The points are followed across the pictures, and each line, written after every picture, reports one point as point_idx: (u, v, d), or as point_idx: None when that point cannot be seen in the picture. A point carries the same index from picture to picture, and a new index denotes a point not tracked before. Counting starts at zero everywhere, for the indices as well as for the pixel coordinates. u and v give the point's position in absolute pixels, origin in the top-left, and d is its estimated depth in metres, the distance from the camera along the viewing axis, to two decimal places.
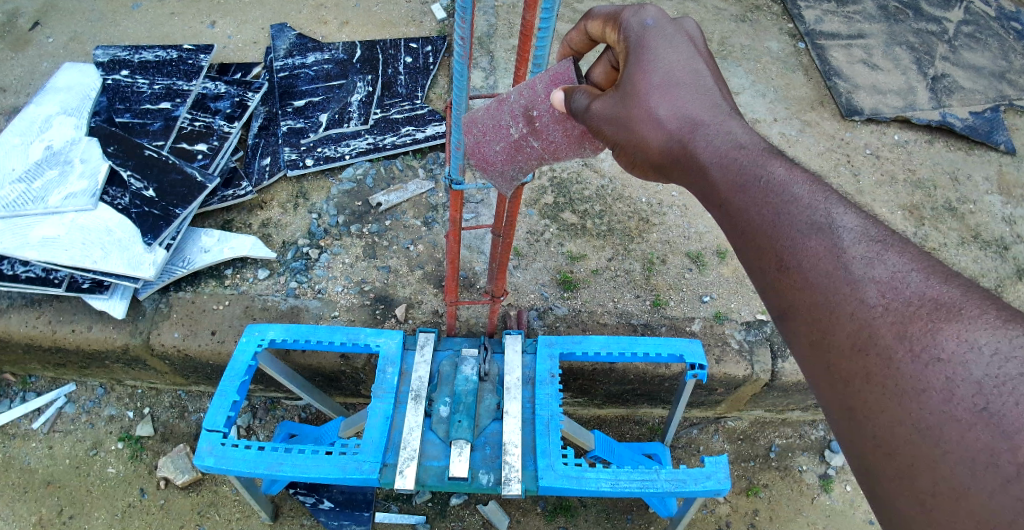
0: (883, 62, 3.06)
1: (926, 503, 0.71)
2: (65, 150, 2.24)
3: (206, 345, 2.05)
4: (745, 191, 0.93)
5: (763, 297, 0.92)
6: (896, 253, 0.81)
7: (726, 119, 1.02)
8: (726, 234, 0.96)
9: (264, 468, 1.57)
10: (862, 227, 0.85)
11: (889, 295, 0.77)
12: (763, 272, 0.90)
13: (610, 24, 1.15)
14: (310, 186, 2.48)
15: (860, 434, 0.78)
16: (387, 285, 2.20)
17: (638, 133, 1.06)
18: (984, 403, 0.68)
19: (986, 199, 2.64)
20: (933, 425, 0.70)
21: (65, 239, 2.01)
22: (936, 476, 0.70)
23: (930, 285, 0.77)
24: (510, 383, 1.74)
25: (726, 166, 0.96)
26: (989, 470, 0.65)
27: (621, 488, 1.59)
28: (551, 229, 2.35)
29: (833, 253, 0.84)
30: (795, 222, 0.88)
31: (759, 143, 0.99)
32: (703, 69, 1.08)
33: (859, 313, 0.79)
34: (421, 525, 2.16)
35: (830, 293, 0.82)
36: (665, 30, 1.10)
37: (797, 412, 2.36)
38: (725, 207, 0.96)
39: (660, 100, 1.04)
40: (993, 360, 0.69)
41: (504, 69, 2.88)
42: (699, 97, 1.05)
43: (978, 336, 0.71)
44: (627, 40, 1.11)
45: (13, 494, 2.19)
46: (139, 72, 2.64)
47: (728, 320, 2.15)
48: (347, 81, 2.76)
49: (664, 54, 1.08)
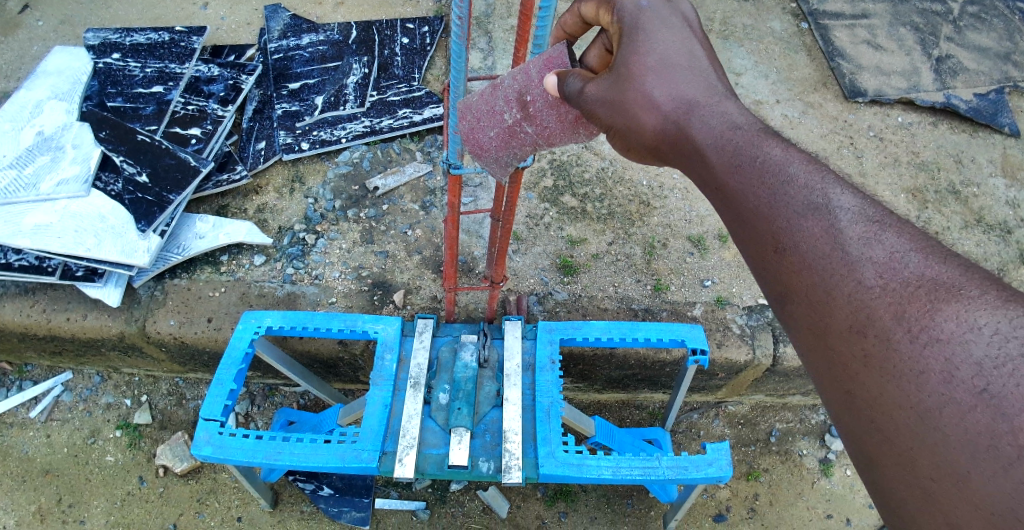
0: (887, 42, 3.01)
1: (928, 488, 0.72)
2: (57, 136, 2.20)
3: (202, 333, 2.03)
4: (739, 172, 0.95)
5: (763, 281, 0.95)
6: (893, 234, 0.83)
7: (723, 100, 1.03)
8: (726, 219, 0.99)
9: (263, 457, 1.56)
10: (860, 206, 0.88)
11: (887, 276, 0.80)
12: (762, 256, 0.93)
13: (603, 7, 1.14)
14: (306, 170, 2.44)
15: (860, 415, 0.81)
16: (385, 271, 2.17)
17: (635, 118, 1.04)
18: (983, 385, 0.68)
19: (990, 182, 2.61)
20: (932, 407, 0.72)
21: (58, 226, 1.98)
22: (936, 459, 0.71)
23: (927, 265, 0.79)
24: (510, 370, 1.72)
25: (724, 148, 0.98)
26: (989, 453, 0.65)
27: (622, 476, 1.57)
28: (550, 213, 2.33)
29: (830, 234, 0.86)
30: (794, 205, 0.90)
31: (754, 124, 1.00)
32: (697, 49, 1.09)
33: (856, 294, 0.81)
34: (421, 510, 2.15)
35: (828, 275, 0.84)
36: (660, 12, 1.09)
37: (798, 397, 2.35)
38: (722, 190, 0.98)
39: (656, 82, 1.04)
40: (993, 340, 0.69)
41: (502, 51, 2.83)
42: (695, 79, 1.06)
43: (977, 317, 0.71)
44: (621, 21, 1.10)
45: (11, 483, 2.18)
46: (131, 55, 2.59)
47: (729, 304, 2.13)
48: (343, 62, 2.71)
49: (659, 36, 1.07)
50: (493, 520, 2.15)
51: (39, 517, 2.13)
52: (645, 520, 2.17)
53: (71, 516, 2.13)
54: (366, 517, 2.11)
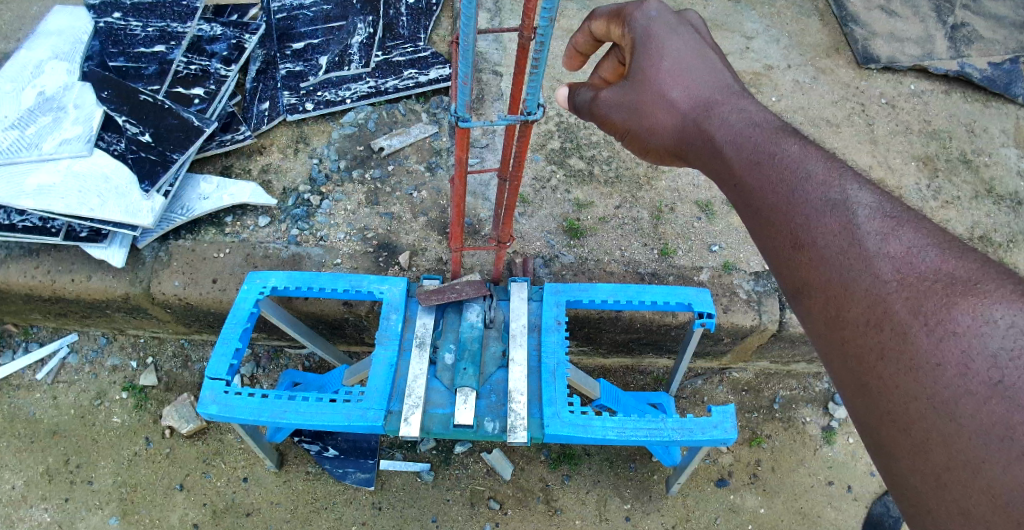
0: (902, 8, 2.96)
1: (940, 477, 0.76)
2: (58, 96, 2.17)
3: (207, 294, 2.03)
4: (758, 168, 1.10)
5: (778, 276, 1.04)
6: (909, 230, 0.91)
7: (738, 100, 1.24)
8: (739, 209, 1.13)
9: (269, 416, 1.55)
10: (876, 203, 0.97)
11: (904, 270, 0.87)
12: (779, 249, 1.03)
13: (614, 21, 1.33)
14: (310, 131, 2.42)
15: (873, 407, 0.86)
16: (390, 232, 2.17)
17: (654, 116, 1.28)
18: (999, 377, 0.73)
19: (1002, 151, 2.58)
20: (947, 398, 0.76)
21: (61, 186, 1.95)
22: (950, 450, 0.75)
23: (943, 260, 0.86)
24: (516, 330, 1.73)
25: (739, 145, 1.15)
26: (1004, 443, 0.70)
27: (627, 437, 1.57)
28: (557, 175, 2.31)
29: (848, 228, 0.96)
30: (813, 201, 1.01)
31: (772, 123, 1.18)
32: (709, 53, 1.32)
33: (874, 289, 0.88)
34: (426, 472, 2.17)
35: (846, 271, 0.92)
36: (668, 20, 1.30)
37: (802, 364, 2.35)
38: (739, 185, 1.13)
39: (672, 86, 1.26)
40: (1008, 333, 0.75)
41: (509, 11, 2.79)
42: (709, 82, 1.28)
43: (993, 311, 0.77)
44: (634, 33, 1.30)
45: (19, 443, 2.19)
46: (132, 14, 2.54)
47: (736, 270, 2.13)
48: (347, 22, 2.66)
49: (670, 42, 1.28)
50: (498, 483, 2.16)
51: (47, 477, 2.14)
52: (648, 484, 2.18)
53: (78, 476, 2.14)
54: (371, 478, 2.12)
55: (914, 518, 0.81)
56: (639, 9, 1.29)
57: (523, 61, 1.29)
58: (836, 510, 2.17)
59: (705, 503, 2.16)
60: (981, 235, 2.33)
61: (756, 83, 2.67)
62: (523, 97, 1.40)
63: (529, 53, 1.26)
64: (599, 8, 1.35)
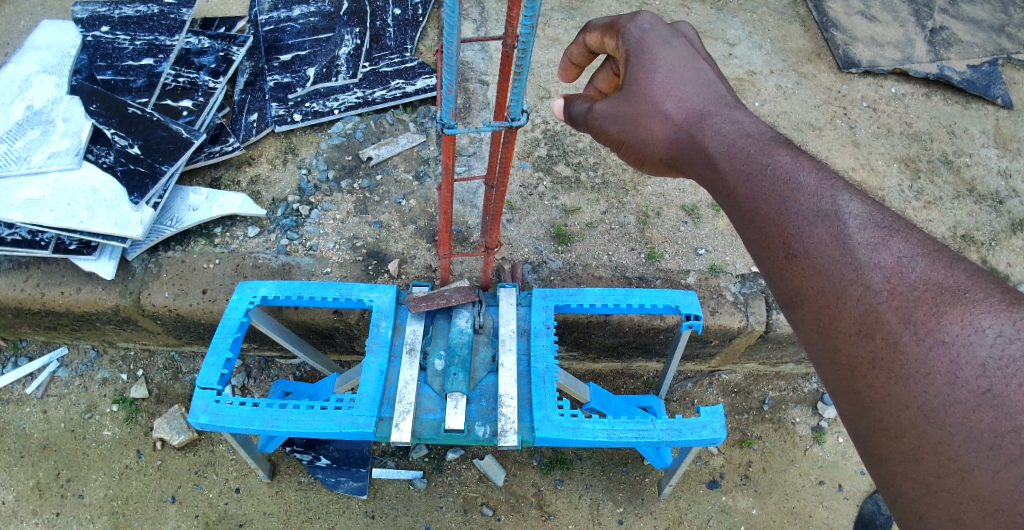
0: (881, 14, 3.01)
1: (931, 483, 0.78)
2: (47, 110, 2.17)
3: (197, 305, 2.04)
4: (751, 179, 1.12)
5: (772, 285, 1.06)
6: (899, 240, 0.93)
7: (732, 111, 1.25)
8: (733, 221, 1.15)
9: (260, 424, 1.55)
10: (867, 213, 0.99)
11: (894, 280, 0.89)
12: (772, 259, 1.04)
13: (607, 34, 1.37)
14: (298, 142, 2.44)
15: (865, 415, 0.88)
16: (379, 241, 2.18)
17: (648, 128, 1.30)
18: (987, 385, 0.75)
19: (982, 152, 2.62)
20: (937, 407, 0.78)
21: (49, 199, 1.95)
22: (940, 458, 0.77)
23: (933, 270, 0.87)
24: (505, 335, 1.74)
25: (733, 156, 1.16)
26: (993, 451, 0.72)
27: (617, 438, 1.59)
28: (544, 182, 2.33)
29: (839, 239, 0.97)
30: (804, 212, 1.02)
31: (764, 134, 1.19)
32: (703, 65, 1.34)
33: (865, 298, 0.90)
34: (418, 479, 2.17)
35: (839, 281, 0.94)
36: (661, 33, 1.33)
37: (790, 365, 2.38)
38: (733, 197, 1.15)
39: (665, 98, 1.28)
40: (995, 342, 0.76)
41: (495, 21, 2.82)
42: (703, 92, 1.30)
43: (981, 320, 0.79)
44: (627, 45, 1.33)
45: (9, 458, 2.18)
46: (120, 28, 2.56)
47: (723, 272, 2.15)
48: (334, 33, 2.69)
49: (661, 54, 1.31)
50: (491, 489, 2.17)
51: (37, 491, 2.13)
52: (641, 487, 2.19)
53: (69, 490, 2.13)
54: (364, 486, 2.13)
55: (907, 522, 0.84)
56: (632, 22, 1.33)
57: (507, 69, 1.30)
58: (827, 509, 2.19)
59: (698, 504, 2.17)
60: (963, 235, 2.36)
61: (739, 88, 2.71)
62: (508, 103, 1.42)
63: (512, 61, 1.28)
64: (592, 22, 1.40)
